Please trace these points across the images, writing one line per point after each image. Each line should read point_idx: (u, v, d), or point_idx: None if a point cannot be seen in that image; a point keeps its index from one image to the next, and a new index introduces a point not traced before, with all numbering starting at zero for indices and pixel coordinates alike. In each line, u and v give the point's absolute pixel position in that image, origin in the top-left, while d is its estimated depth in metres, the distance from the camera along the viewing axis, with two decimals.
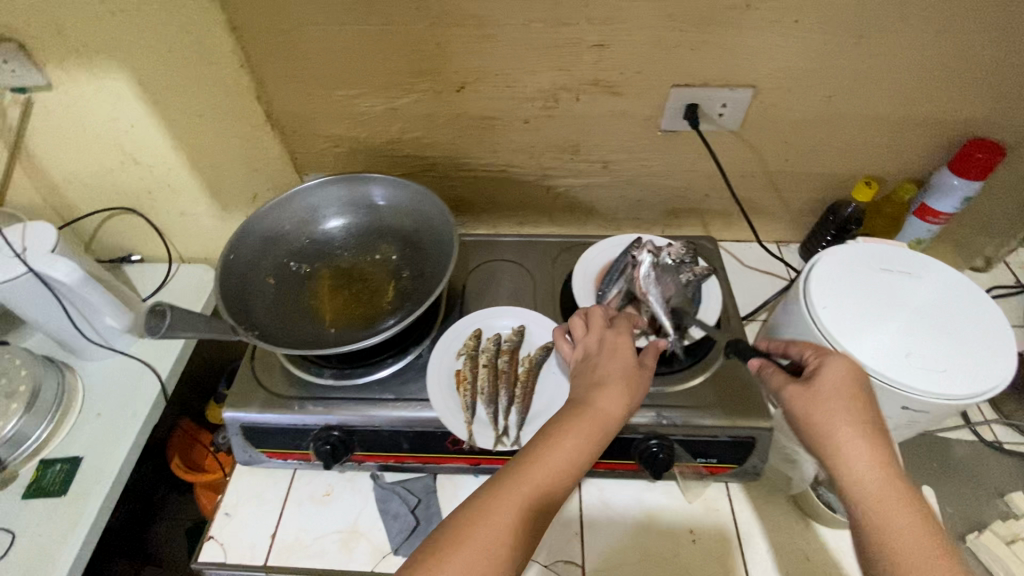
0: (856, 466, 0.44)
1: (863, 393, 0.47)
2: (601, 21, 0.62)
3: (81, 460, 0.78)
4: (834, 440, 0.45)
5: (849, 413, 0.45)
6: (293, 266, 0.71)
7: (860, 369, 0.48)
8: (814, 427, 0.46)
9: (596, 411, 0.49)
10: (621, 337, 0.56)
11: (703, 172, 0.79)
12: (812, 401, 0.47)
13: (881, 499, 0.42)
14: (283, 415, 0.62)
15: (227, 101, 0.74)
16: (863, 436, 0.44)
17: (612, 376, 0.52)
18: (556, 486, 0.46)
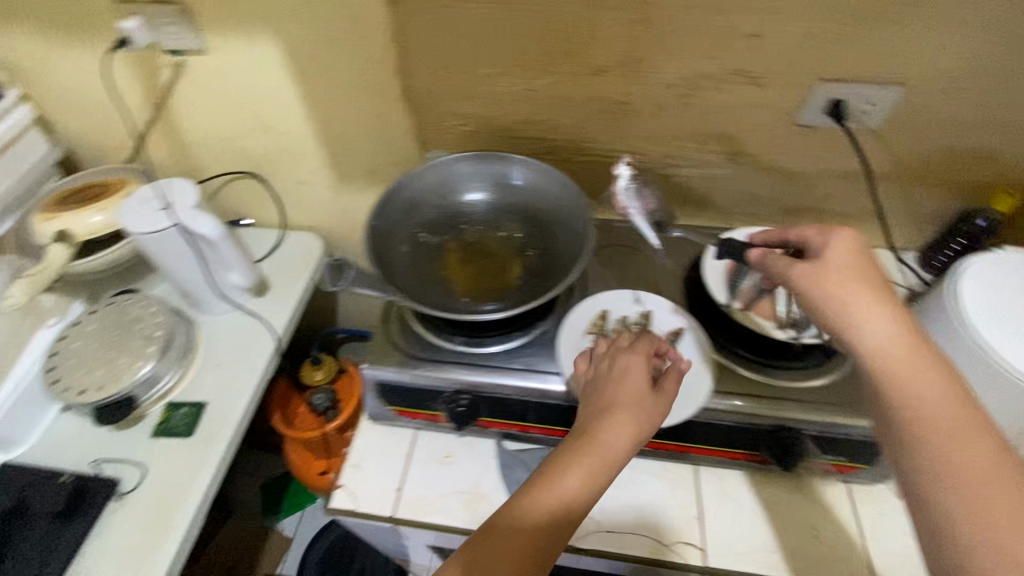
0: (881, 332, 0.46)
1: (872, 269, 0.50)
2: (759, 9, 0.62)
3: (205, 405, 0.83)
4: (850, 308, 0.48)
5: (855, 280, 0.49)
6: (424, 237, 0.73)
7: (860, 244, 0.51)
8: (829, 299, 0.49)
9: (600, 443, 0.52)
10: (631, 362, 0.57)
11: (830, 170, 0.78)
12: (827, 278, 0.49)
13: (901, 359, 0.45)
14: (419, 376, 0.65)
15: (367, 73, 0.77)
16: (879, 304, 0.48)
17: (619, 405, 0.54)
18: (570, 507, 0.50)
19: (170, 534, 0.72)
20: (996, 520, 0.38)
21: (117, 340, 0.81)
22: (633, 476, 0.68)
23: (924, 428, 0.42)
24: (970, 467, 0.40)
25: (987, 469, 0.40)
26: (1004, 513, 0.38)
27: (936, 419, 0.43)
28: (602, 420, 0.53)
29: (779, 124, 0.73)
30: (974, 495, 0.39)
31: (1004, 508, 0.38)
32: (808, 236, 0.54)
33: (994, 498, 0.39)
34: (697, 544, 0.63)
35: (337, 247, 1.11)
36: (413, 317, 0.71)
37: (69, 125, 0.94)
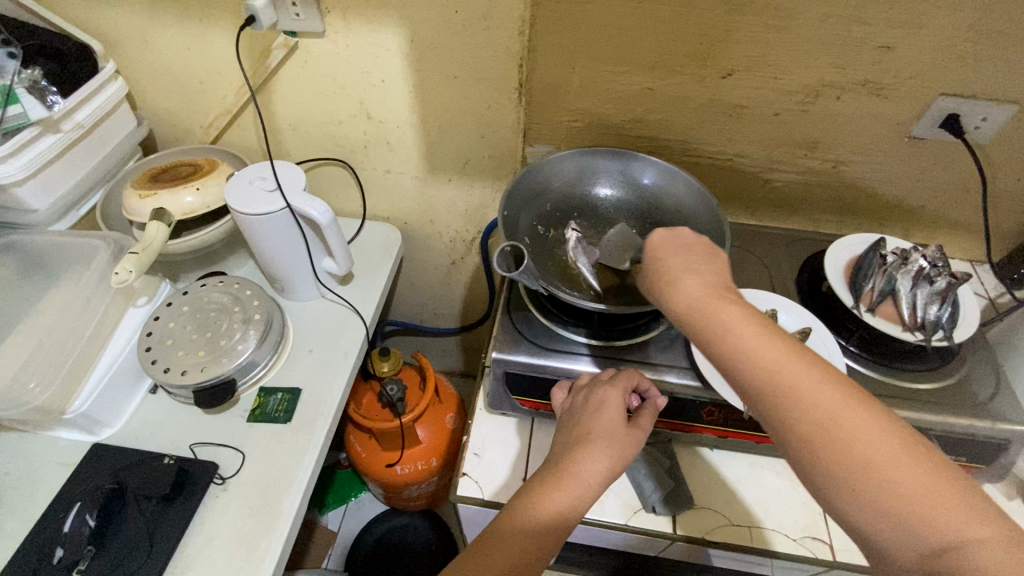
0: (695, 296, 0.49)
1: (683, 243, 0.54)
2: (897, 24, 0.64)
3: (301, 391, 0.82)
4: (675, 281, 0.51)
5: (677, 269, 0.52)
6: (541, 229, 0.73)
7: (676, 232, 0.55)
8: (662, 275, 0.52)
9: (574, 474, 0.52)
10: (610, 397, 0.58)
11: (928, 182, 0.81)
12: (656, 261, 0.53)
13: (726, 317, 0.47)
14: (550, 366, 0.65)
15: (489, 64, 0.77)
16: (689, 271, 0.51)
17: (594, 438, 0.54)
18: (548, 526, 0.50)
19: (280, 518, 0.71)
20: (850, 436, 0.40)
21: (213, 323, 0.80)
22: (753, 471, 0.68)
23: (761, 373, 0.44)
24: (815, 395, 0.42)
25: (825, 390, 0.43)
26: (852, 424, 0.41)
27: (766, 360, 0.44)
28: (576, 452, 0.53)
29: (891, 135, 0.75)
30: (825, 419, 0.42)
31: (853, 418, 0.41)
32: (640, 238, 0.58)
33: (836, 415, 0.41)
34: (826, 540, 0.63)
35: (410, 238, 1.10)
36: (535, 307, 0.70)
37: (158, 102, 0.92)
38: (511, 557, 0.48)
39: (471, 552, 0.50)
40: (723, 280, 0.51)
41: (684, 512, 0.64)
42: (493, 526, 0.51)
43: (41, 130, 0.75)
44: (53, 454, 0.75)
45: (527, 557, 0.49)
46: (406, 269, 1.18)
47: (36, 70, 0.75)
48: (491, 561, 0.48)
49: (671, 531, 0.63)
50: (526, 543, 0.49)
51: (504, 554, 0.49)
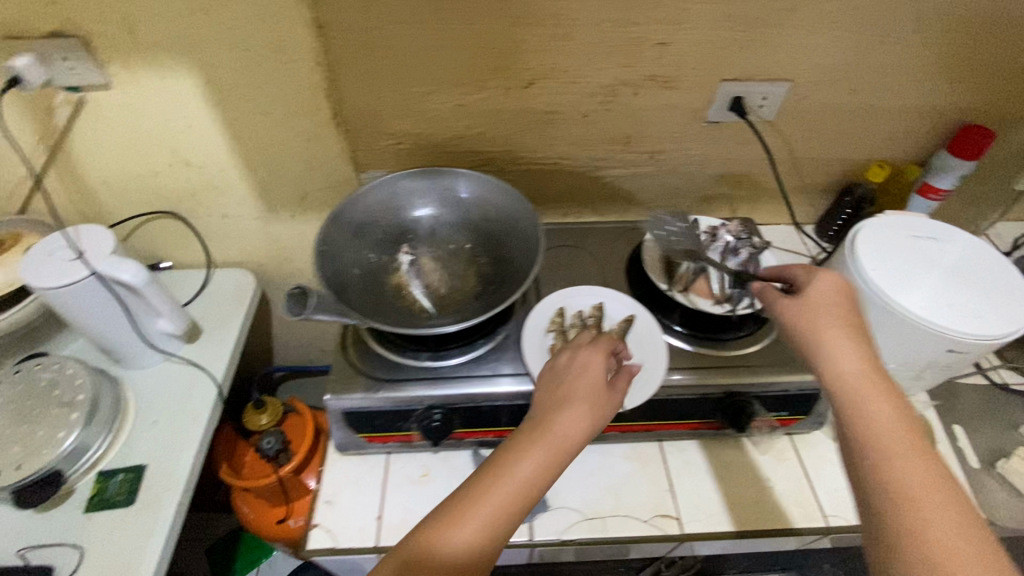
0: (845, 360, 0.52)
1: (847, 303, 0.57)
2: (665, 21, 0.69)
3: (146, 468, 0.76)
4: (824, 337, 0.54)
5: (833, 322, 0.55)
6: (372, 257, 0.72)
7: (845, 287, 0.57)
8: (810, 328, 0.55)
9: (557, 431, 0.52)
10: (594, 356, 0.58)
11: (736, 160, 0.87)
12: (808, 311, 0.56)
13: (859, 376, 0.51)
14: (387, 399, 0.64)
15: (295, 98, 0.75)
16: (849, 332, 0.54)
17: (576, 397, 0.55)
18: (525, 488, 0.50)
19: None
20: (942, 532, 0.43)
21: (30, 413, 0.72)
22: (606, 460, 0.70)
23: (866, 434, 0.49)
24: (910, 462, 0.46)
25: (919, 461, 0.46)
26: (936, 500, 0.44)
27: (879, 426, 0.48)
28: (558, 410, 0.54)
29: (691, 122, 0.80)
30: (910, 483, 0.45)
31: (935, 496, 0.45)
32: (795, 274, 0.61)
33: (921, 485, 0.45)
34: (674, 516, 0.66)
35: (271, 280, 1.06)
36: (372, 338, 0.69)
37: None
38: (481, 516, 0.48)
39: (438, 515, 0.49)
40: (867, 340, 0.54)
41: (540, 516, 0.65)
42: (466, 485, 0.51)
43: None
44: None
45: (496, 522, 0.49)
46: (277, 312, 1.13)
47: None
48: (460, 529, 0.48)
49: (528, 539, 0.64)
50: (499, 506, 0.49)
51: (468, 515, 0.48)
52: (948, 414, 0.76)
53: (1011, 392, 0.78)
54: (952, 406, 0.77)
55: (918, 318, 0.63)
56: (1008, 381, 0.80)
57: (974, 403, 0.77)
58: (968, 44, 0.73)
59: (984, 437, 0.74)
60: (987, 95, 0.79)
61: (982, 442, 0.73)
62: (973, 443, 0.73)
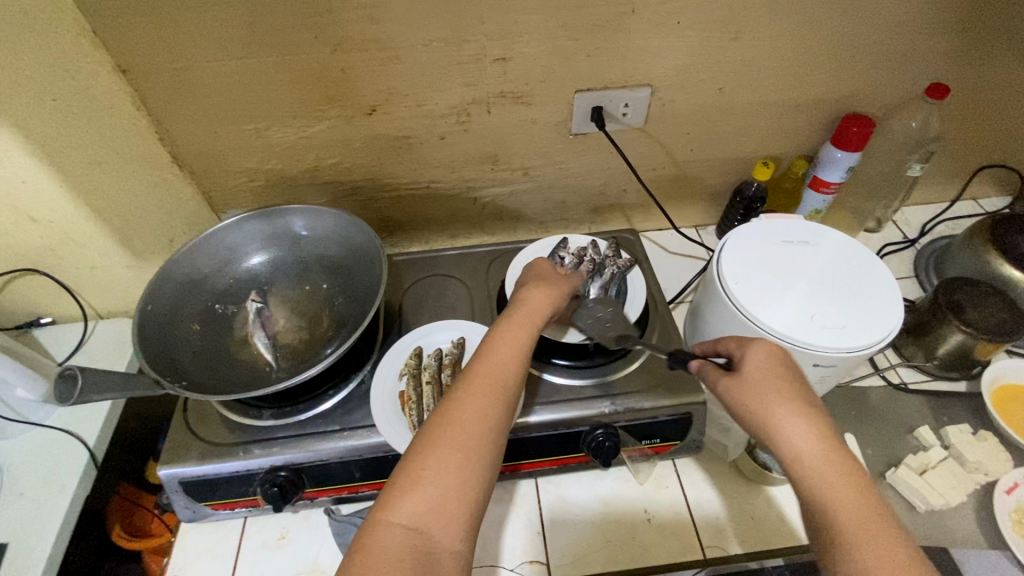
0: (797, 443, 0.44)
1: (792, 374, 0.49)
2: (498, 35, 0.64)
3: (8, 545, 0.72)
4: (771, 415, 0.46)
5: (777, 393, 0.47)
6: (218, 308, 0.68)
7: (779, 353, 0.51)
8: (756, 409, 0.47)
9: (529, 307, 0.56)
10: (539, 263, 0.64)
11: (616, 169, 0.83)
12: (746, 389, 0.48)
13: (815, 463, 0.43)
14: (225, 464, 0.60)
15: (128, 145, 0.71)
16: (796, 410, 0.46)
17: (530, 285, 0.60)
18: (498, 376, 0.49)
19: None
20: None
21: None
22: None
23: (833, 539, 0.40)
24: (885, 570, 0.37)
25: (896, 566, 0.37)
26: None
27: (847, 521, 0.40)
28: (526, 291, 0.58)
29: (557, 135, 0.76)
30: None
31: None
32: (728, 346, 0.54)
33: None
34: (544, 562, 0.62)
35: None
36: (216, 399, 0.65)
37: None
38: (454, 443, 0.44)
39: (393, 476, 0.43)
40: (822, 415, 0.46)
41: None
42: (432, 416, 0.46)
43: None
44: None
45: (477, 440, 0.45)
46: None
47: None
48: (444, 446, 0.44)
49: None
50: (473, 423, 0.45)
51: (451, 441, 0.44)
52: (841, 420, 0.73)
53: (907, 391, 0.75)
54: (845, 412, 0.73)
55: (790, 340, 0.58)
56: (905, 380, 0.77)
57: (868, 406, 0.74)
58: (830, 32, 0.69)
59: (875, 442, 0.70)
60: (863, 82, 0.75)
61: (873, 449, 0.70)
62: (864, 451, 0.70)
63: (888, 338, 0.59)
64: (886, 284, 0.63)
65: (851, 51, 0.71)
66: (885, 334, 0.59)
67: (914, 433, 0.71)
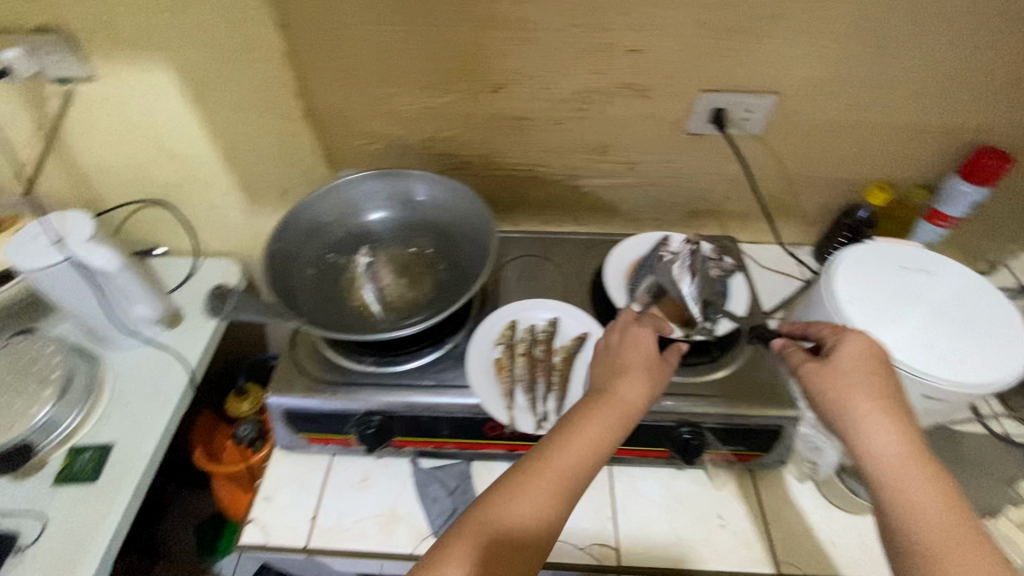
0: (880, 439, 0.47)
1: (882, 368, 0.50)
2: (636, 26, 0.65)
3: (113, 446, 0.79)
4: (859, 411, 0.48)
5: (865, 387, 0.49)
6: (331, 258, 0.73)
7: (877, 349, 0.51)
8: (844, 402, 0.49)
9: (616, 399, 0.53)
10: (644, 331, 0.59)
11: (723, 175, 0.82)
12: (835, 381, 0.50)
13: (893, 459, 0.46)
14: (327, 400, 0.64)
15: (268, 95, 0.76)
16: (884, 405, 0.48)
17: (632, 367, 0.55)
18: (557, 478, 0.49)
19: None
20: None
21: (10, 386, 0.77)
22: None
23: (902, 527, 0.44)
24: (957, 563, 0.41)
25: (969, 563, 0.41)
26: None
27: (921, 511, 0.44)
28: (616, 378, 0.55)
29: (671, 132, 0.76)
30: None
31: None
32: (822, 333, 0.54)
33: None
34: (612, 544, 0.63)
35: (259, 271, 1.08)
36: (321, 340, 0.69)
37: None
38: (491, 541, 0.45)
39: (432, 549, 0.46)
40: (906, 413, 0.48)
41: None
42: (483, 500, 0.48)
43: None
44: None
45: (515, 546, 0.46)
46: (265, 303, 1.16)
47: None
48: (484, 536, 0.45)
49: None
50: (520, 519, 0.47)
51: (490, 534, 0.46)
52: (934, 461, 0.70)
53: (1009, 442, 0.71)
54: (939, 453, 0.70)
55: (904, 367, 0.56)
56: (1007, 432, 0.73)
57: (965, 452, 0.71)
58: (981, 57, 0.66)
59: (969, 488, 0.67)
60: (1006, 113, 0.71)
61: (966, 494, 0.66)
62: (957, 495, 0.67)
63: (1011, 380, 0.56)
64: (1015, 327, 0.60)
65: (999, 79, 0.68)
66: (1008, 375, 0.56)
67: (1013, 485, 0.67)
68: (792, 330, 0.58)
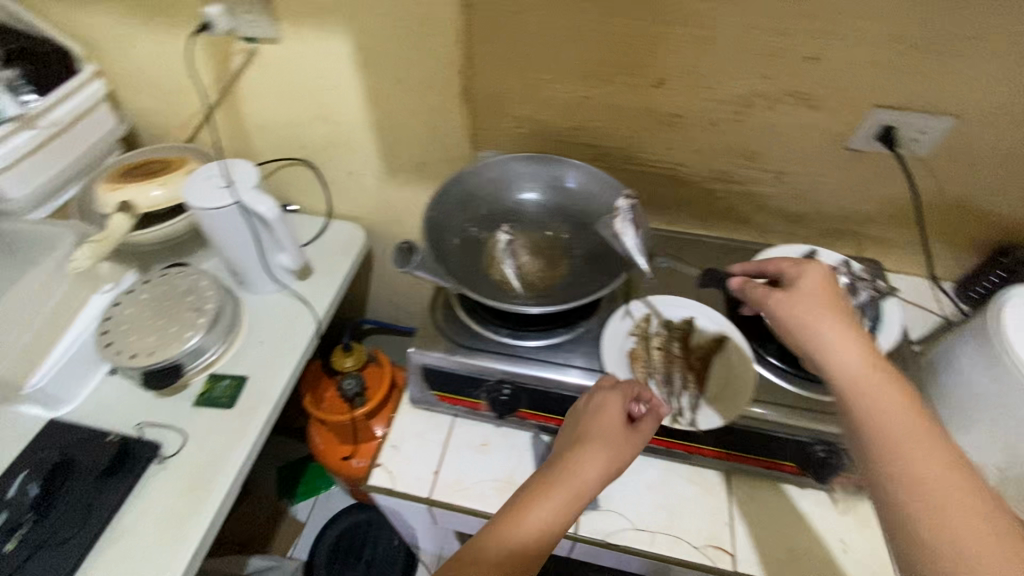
0: (839, 352, 0.50)
1: (836, 293, 0.55)
2: (821, 34, 0.64)
3: (248, 378, 0.86)
4: (822, 330, 0.52)
5: (823, 307, 0.53)
6: (473, 231, 0.75)
7: (832, 280, 0.56)
8: (806, 322, 0.53)
9: (575, 475, 0.54)
10: (613, 402, 0.58)
11: (874, 196, 0.79)
12: (803, 305, 0.54)
13: (891, 407, 0.47)
14: (465, 363, 0.67)
15: (432, 70, 0.79)
16: (844, 322, 0.52)
17: (595, 440, 0.56)
18: (517, 550, 0.49)
19: (208, 499, 0.74)
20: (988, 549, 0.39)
21: (170, 311, 0.85)
22: (665, 477, 0.68)
23: (899, 476, 0.44)
24: (959, 510, 0.41)
25: (971, 510, 0.41)
26: (997, 555, 0.39)
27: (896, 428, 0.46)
28: (579, 450, 0.55)
29: (829, 146, 0.74)
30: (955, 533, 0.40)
31: (993, 549, 0.39)
32: (785, 269, 0.59)
33: (970, 534, 0.40)
34: (728, 549, 0.63)
35: (377, 238, 1.13)
36: (459, 307, 0.73)
37: (140, 104, 0.98)
38: None
39: None
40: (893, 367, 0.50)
41: (588, 512, 0.66)
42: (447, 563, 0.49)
43: (17, 126, 0.81)
44: (14, 427, 0.80)
45: None
46: (375, 269, 1.21)
47: (14, 72, 0.83)
48: None
49: (573, 531, 0.64)
50: None
51: None
52: None
53: None
54: None
55: None
56: None
57: None
58: None
59: None
60: None
61: None
62: None
63: None
64: None
65: None
66: None
67: None
68: (750, 271, 0.64)
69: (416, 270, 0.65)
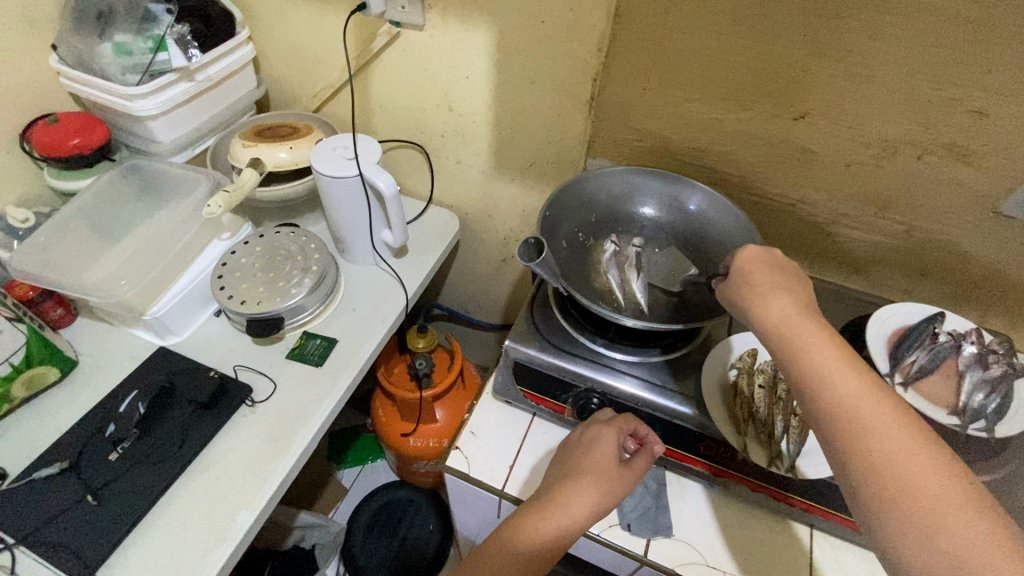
0: (783, 315, 0.48)
1: (778, 267, 0.53)
2: (994, 89, 0.60)
3: (337, 342, 0.90)
4: (758, 300, 0.50)
5: (768, 279, 0.51)
6: (581, 237, 0.76)
7: (774, 257, 0.54)
8: (750, 294, 0.51)
9: (562, 507, 0.55)
10: (604, 437, 0.60)
11: (1015, 266, 0.73)
12: (746, 282, 0.52)
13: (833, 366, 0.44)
14: (557, 364, 0.67)
15: (566, 74, 0.80)
16: (779, 289, 0.50)
17: (584, 475, 0.57)
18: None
19: (289, 449, 0.77)
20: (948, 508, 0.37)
21: (278, 266, 0.90)
22: (742, 517, 0.67)
23: (853, 438, 0.41)
24: (912, 459, 0.39)
25: (927, 468, 0.39)
26: (946, 496, 0.37)
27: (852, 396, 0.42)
28: (568, 483, 0.57)
29: (975, 207, 0.70)
30: (918, 489, 0.38)
31: (952, 499, 0.37)
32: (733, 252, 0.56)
33: (931, 490, 0.38)
34: None
35: (469, 228, 1.16)
36: (557, 308, 0.73)
37: (280, 71, 1.05)
38: None
39: None
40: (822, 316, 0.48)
41: (659, 538, 0.65)
42: None
43: (178, 78, 0.89)
44: (130, 348, 0.88)
45: None
46: (460, 258, 1.24)
47: (185, 26, 0.88)
48: None
49: (642, 554, 0.63)
50: None
51: None
52: None
53: None
54: None
55: None
56: None
57: None
58: None
59: None
60: None
61: None
62: None
63: None
64: None
65: None
66: None
67: None
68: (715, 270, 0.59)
69: (539, 266, 0.63)
